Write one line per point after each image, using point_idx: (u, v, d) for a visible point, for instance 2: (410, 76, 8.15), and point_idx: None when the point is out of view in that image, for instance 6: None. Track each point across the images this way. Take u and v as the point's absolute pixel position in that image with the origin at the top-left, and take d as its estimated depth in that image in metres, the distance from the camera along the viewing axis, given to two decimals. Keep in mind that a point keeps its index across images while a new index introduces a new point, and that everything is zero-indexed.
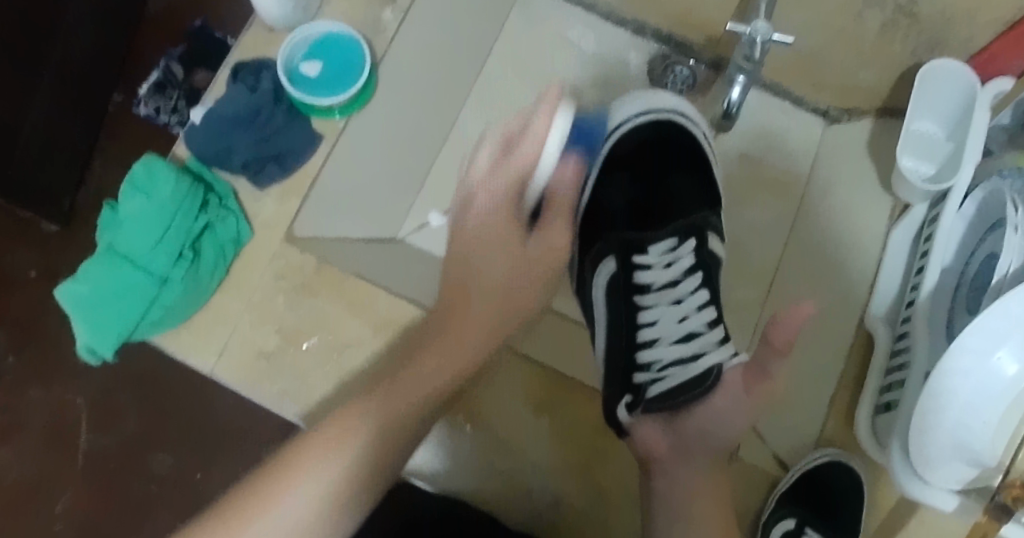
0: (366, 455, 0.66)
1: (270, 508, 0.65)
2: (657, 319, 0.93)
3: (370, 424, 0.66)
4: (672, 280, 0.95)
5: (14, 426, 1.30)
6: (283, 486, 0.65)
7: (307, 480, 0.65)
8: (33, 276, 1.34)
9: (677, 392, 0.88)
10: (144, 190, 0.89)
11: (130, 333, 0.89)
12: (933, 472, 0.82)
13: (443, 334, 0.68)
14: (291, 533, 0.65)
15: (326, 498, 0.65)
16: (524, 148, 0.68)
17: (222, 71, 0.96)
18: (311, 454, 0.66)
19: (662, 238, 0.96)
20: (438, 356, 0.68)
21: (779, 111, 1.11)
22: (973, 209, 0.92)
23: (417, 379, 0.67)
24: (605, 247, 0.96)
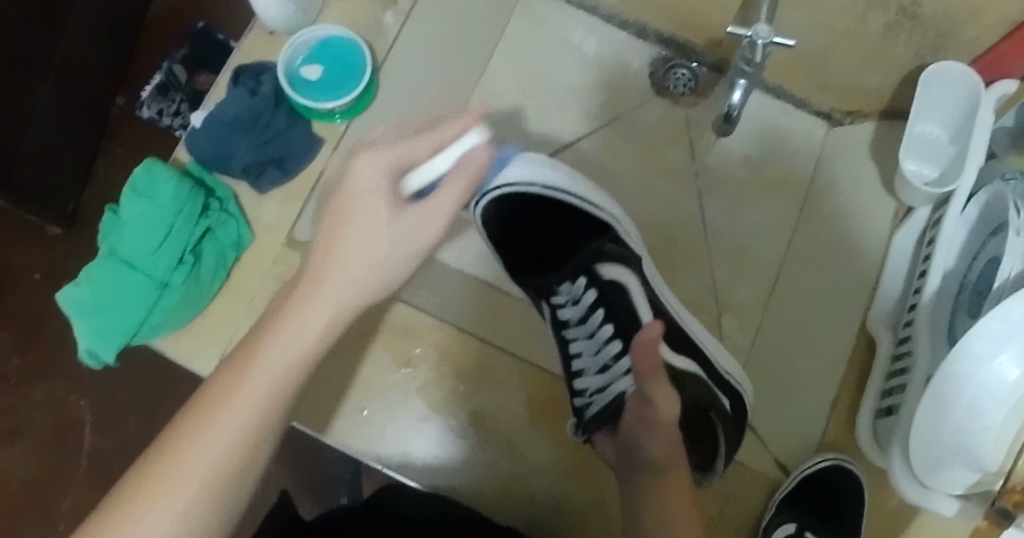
0: (285, 367, 0.68)
1: (198, 437, 0.66)
2: (579, 354, 0.92)
3: (286, 340, 0.68)
4: (582, 314, 0.92)
5: (16, 427, 1.30)
6: (211, 411, 0.67)
7: (235, 403, 0.67)
8: (36, 277, 1.34)
9: (602, 416, 0.88)
10: (146, 194, 0.89)
11: (130, 338, 0.89)
12: (936, 477, 0.82)
13: (316, 281, 0.69)
14: (221, 457, 0.66)
15: (257, 418, 0.67)
16: (447, 131, 0.72)
17: (223, 74, 0.97)
18: (235, 383, 0.67)
19: (563, 277, 0.93)
20: (338, 282, 0.69)
21: (779, 114, 1.09)
22: (975, 212, 0.92)
23: (315, 311, 0.68)
24: (528, 286, 0.95)
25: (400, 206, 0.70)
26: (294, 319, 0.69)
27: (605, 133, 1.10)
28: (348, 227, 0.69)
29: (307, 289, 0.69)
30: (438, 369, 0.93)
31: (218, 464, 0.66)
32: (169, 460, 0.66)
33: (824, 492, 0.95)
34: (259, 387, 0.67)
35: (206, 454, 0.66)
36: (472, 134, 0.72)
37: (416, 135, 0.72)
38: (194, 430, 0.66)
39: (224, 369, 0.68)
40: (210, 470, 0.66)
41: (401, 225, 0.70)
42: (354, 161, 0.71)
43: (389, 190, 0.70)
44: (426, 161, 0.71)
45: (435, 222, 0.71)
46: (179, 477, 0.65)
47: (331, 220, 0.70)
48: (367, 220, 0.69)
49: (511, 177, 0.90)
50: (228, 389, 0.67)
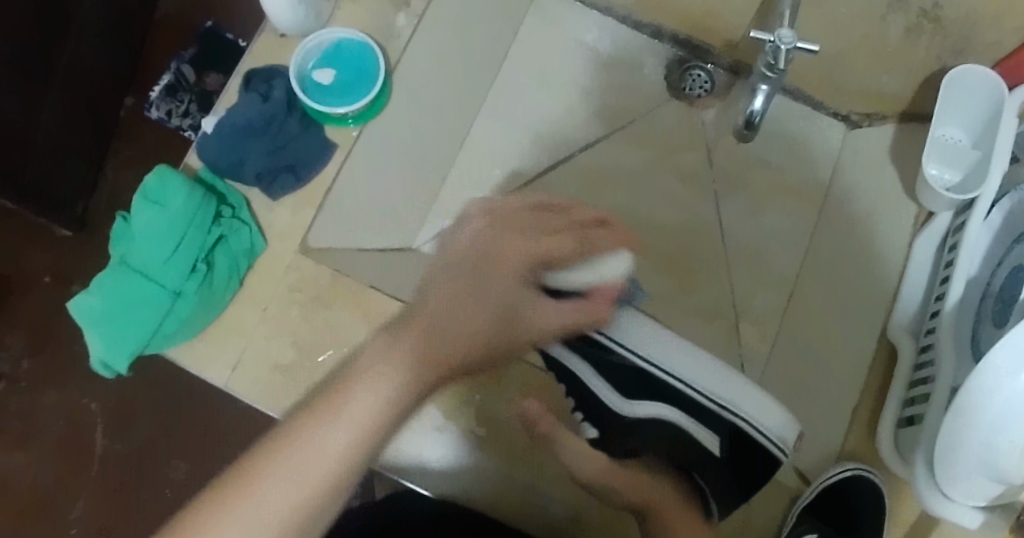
0: (361, 430, 0.64)
1: (281, 467, 0.62)
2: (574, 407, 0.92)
3: (398, 384, 0.65)
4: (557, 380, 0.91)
5: (29, 432, 1.30)
6: (307, 433, 0.63)
7: (335, 426, 0.64)
8: (46, 281, 1.34)
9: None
10: (158, 201, 0.88)
11: (143, 347, 0.88)
12: (958, 489, 0.80)
13: (404, 341, 0.67)
14: (303, 493, 0.62)
15: (324, 481, 0.63)
16: (565, 237, 0.73)
17: (234, 79, 0.95)
18: (305, 440, 0.63)
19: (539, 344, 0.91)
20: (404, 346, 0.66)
21: (798, 116, 1.08)
22: (1000, 219, 0.91)
23: (436, 342, 0.67)
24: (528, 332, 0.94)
25: (535, 290, 0.72)
26: (372, 382, 0.65)
27: (621, 137, 1.09)
28: (438, 339, 0.67)
29: (386, 354, 0.66)
30: (453, 378, 0.92)
31: (299, 502, 0.62)
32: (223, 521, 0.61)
33: (842, 499, 0.94)
34: (333, 448, 0.63)
35: (259, 521, 0.61)
36: (620, 259, 0.76)
37: (551, 231, 0.73)
38: (252, 486, 0.62)
39: (294, 425, 0.64)
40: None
41: (450, 313, 0.68)
42: (470, 258, 0.70)
43: (563, 304, 0.73)
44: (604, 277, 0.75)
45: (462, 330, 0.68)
46: (251, 514, 0.61)
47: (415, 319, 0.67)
48: (443, 323, 0.68)
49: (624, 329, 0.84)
50: (291, 451, 0.63)
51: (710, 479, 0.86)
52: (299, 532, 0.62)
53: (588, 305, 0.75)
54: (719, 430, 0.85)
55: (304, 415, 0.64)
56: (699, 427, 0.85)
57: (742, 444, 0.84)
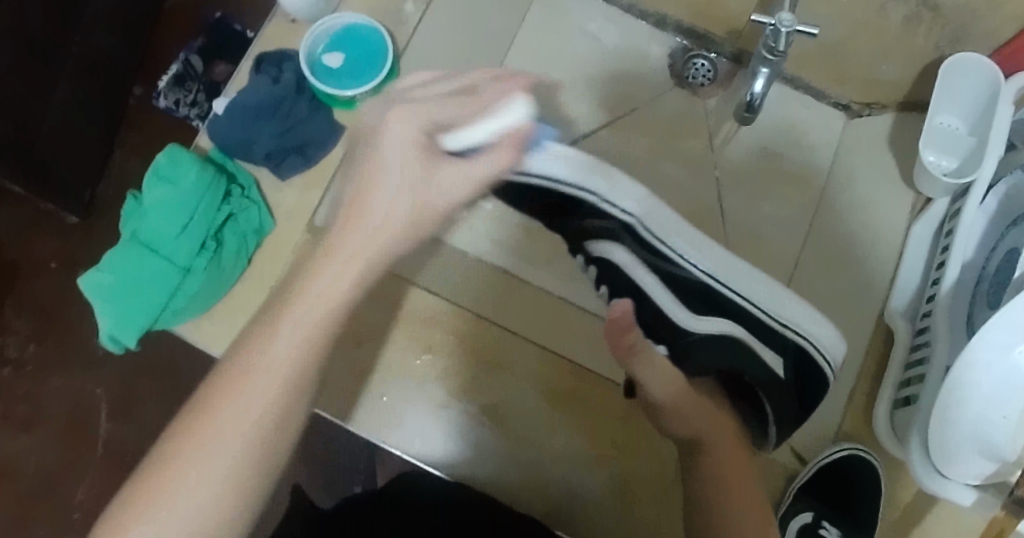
0: (308, 336, 0.65)
1: (240, 387, 0.64)
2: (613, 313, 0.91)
3: (342, 285, 0.66)
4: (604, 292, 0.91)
5: (33, 414, 1.31)
6: (251, 354, 0.64)
7: (277, 342, 0.65)
8: (54, 266, 1.35)
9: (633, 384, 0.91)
10: (168, 180, 0.90)
11: (153, 322, 0.90)
12: (954, 468, 0.81)
13: (344, 237, 0.66)
14: (260, 409, 0.64)
15: (275, 405, 0.64)
16: (461, 101, 0.68)
17: (245, 62, 0.97)
18: (258, 352, 0.64)
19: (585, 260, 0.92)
20: (349, 238, 0.66)
21: (799, 104, 1.10)
22: (994, 204, 0.93)
23: (359, 245, 0.66)
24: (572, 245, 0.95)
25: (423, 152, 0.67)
26: (318, 280, 0.66)
27: (623, 125, 1.10)
28: (377, 187, 0.67)
29: (326, 252, 0.67)
30: (456, 357, 0.94)
31: (260, 419, 0.64)
32: (176, 459, 0.63)
33: (841, 481, 0.95)
34: (277, 370, 0.64)
35: (213, 465, 0.63)
36: (517, 103, 0.69)
37: (450, 95, 0.68)
38: (204, 423, 0.63)
39: (227, 367, 0.65)
40: (229, 466, 0.63)
41: (411, 186, 0.67)
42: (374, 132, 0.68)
43: (423, 154, 0.67)
44: (480, 123, 0.68)
45: (383, 202, 0.67)
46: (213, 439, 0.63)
47: (350, 206, 0.67)
48: (385, 169, 0.67)
49: (539, 166, 0.82)
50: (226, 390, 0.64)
51: (774, 401, 0.86)
52: (264, 450, 0.64)
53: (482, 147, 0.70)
54: (782, 353, 0.87)
55: (255, 332, 0.65)
56: (758, 343, 0.87)
57: (806, 368, 0.88)
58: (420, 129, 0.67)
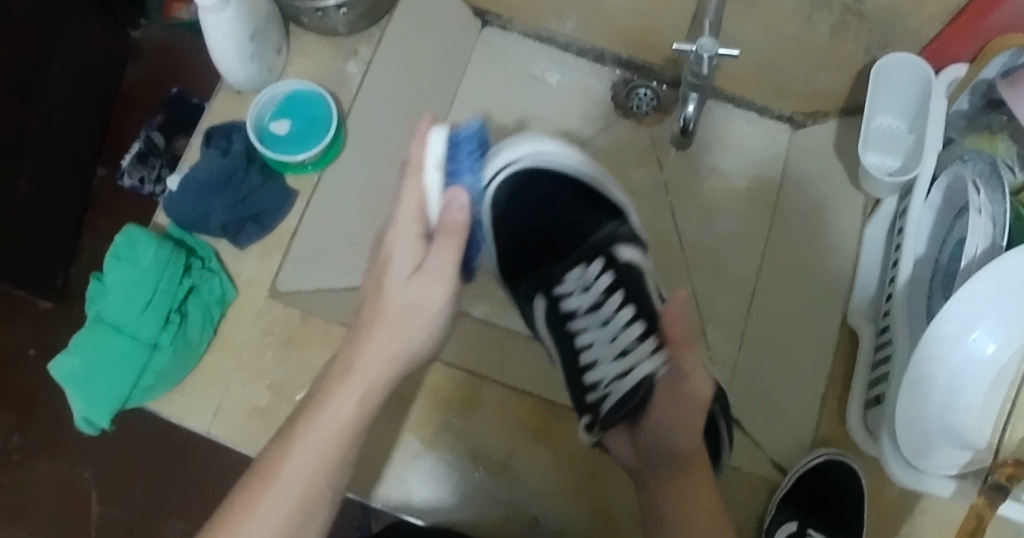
0: (320, 457, 0.73)
1: (255, 511, 0.72)
2: (591, 343, 0.93)
3: (350, 408, 0.74)
4: (593, 303, 0.94)
5: (24, 504, 1.32)
6: (272, 474, 0.72)
7: (294, 458, 0.73)
8: (31, 354, 1.36)
9: (618, 409, 0.88)
10: (127, 259, 0.91)
11: (124, 401, 0.90)
12: (929, 460, 0.82)
13: (351, 362, 0.74)
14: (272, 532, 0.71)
15: (286, 516, 0.72)
16: None
17: (196, 137, 0.99)
18: (273, 473, 0.72)
19: (574, 265, 0.96)
20: (366, 365, 0.74)
21: (743, 122, 1.13)
22: (939, 197, 0.94)
23: (367, 367, 0.74)
24: (529, 288, 0.98)
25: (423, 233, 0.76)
26: (326, 411, 0.73)
27: None
28: (380, 319, 0.74)
29: (336, 383, 0.74)
30: (429, 405, 0.94)
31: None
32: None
33: (821, 487, 0.97)
34: (279, 507, 0.72)
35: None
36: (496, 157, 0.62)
37: None
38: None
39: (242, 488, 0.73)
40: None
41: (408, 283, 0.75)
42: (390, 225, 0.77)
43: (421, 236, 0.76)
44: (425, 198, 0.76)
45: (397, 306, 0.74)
46: None
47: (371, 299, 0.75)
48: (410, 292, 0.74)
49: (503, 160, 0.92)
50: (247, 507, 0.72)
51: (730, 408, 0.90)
52: None
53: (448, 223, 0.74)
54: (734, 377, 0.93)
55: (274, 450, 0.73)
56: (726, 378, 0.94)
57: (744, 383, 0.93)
58: (412, 220, 0.76)
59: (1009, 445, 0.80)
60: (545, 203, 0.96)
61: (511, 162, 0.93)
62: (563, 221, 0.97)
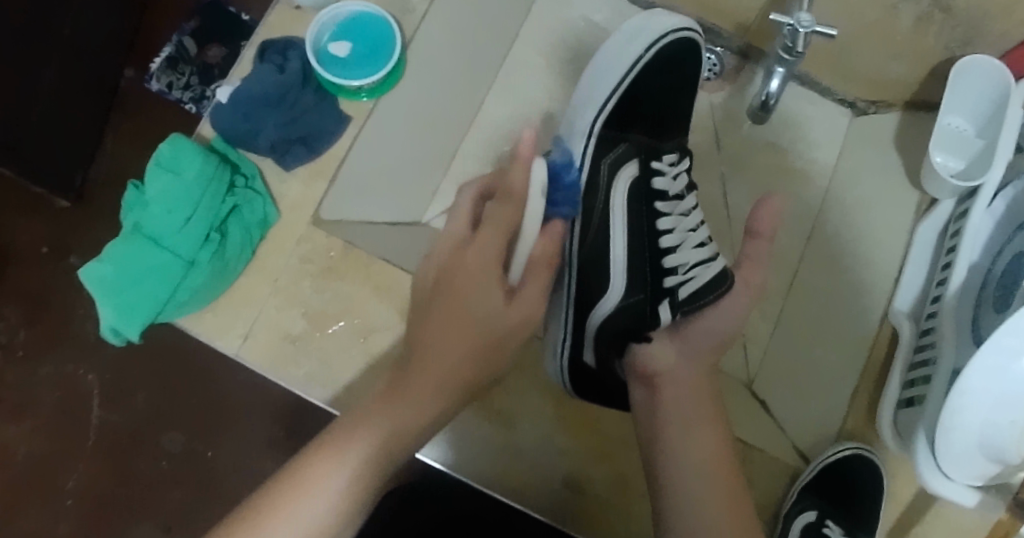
0: (360, 472, 0.69)
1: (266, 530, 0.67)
2: (672, 229, 0.89)
3: (367, 444, 0.69)
4: (679, 193, 0.91)
5: (25, 401, 1.31)
6: (296, 494, 0.68)
7: (325, 483, 0.68)
8: (44, 251, 1.33)
9: (700, 296, 0.87)
10: (170, 169, 0.88)
11: (157, 314, 0.88)
12: (958, 469, 0.83)
13: (411, 378, 0.71)
14: None
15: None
16: (502, 208, 0.74)
17: (248, 50, 0.94)
18: (297, 495, 0.68)
19: (668, 151, 0.93)
20: (392, 419, 0.70)
21: (804, 102, 1.09)
22: (1002, 207, 0.92)
23: (435, 374, 0.71)
24: (628, 149, 0.91)
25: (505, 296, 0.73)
26: (348, 437, 0.70)
27: None
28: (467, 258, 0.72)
29: (359, 424, 0.70)
30: None
31: None
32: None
33: (841, 481, 0.96)
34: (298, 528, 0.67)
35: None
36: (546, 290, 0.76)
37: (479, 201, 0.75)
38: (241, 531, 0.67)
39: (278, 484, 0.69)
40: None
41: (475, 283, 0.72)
42: (459, 243, 0.73)
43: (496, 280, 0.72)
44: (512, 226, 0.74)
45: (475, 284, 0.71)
46: None
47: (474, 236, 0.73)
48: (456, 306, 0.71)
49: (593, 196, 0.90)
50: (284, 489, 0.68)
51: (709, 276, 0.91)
52: None
53: (539, 261, 0.76)
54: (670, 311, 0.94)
55: (290, 481, 0.68)
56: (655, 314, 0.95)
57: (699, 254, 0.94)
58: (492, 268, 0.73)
59: None
60: (661, 90, 0.94)
61: (672, 33, 0.93)
62: (675, 106, 0.96)
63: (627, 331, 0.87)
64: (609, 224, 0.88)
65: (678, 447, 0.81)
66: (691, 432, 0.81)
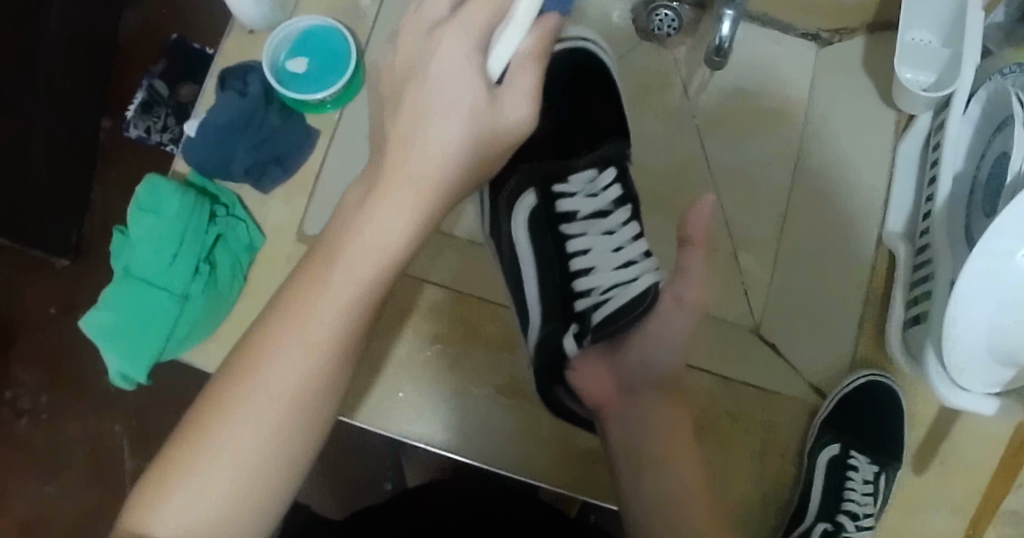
0: (349, 295, 0.64)
1: (264, 361, 0.64)
2: (587, 249, 0.93)
3: (380, 248, 0.65)
4: (598, 210, 0.94)
5: (59, 460, 1.34)
6: (298, 304, 0.64)
7: (325, 289, 0.64)
8: (53, 312, 1.36)
9: (615, 318, 0.88)
10: (151, 210, 0.88)
11: (160, 353, 0.89)
12: (973, 379, 0.83)
13: (369, 210, 0.65)
14: (296, 367, 0.64)
15: (308, 368, 0.64)
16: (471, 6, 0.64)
17: (209, 81, 0.95)
18: (298, 301, 0.64)
19: (582, 169, 0.96)
20: (378, 210, 0.65)
21: (769, 41, 1.09)
22: (978, 111, 0.91)
23: (397, 207, 0.65)
24: (522, 181, 0.94)
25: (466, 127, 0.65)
26: (343, 258, 0.64)
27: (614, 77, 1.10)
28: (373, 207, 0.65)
29: (341, 239, 0.65)
30: (466, 343, 0.96)
31: (299, 382, 0.64)
32: (215, 421, 0.64)
33: (859, 412, 0.96)
34: (291, 354, 0.63)
35: (240, 440, 0.63)
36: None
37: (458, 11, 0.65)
38: (238, 386, 0.64)
39: (218, 392, 0.64)
40: (285, 391, 0.64)
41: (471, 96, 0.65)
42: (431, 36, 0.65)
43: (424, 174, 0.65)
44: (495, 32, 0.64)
45: (400, 181, 0.65)
46: (260, 379, 0.63)
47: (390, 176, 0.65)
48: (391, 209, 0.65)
49: None
50: (258, 354, 0.64)
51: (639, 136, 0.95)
52: (319, 387, 0.64)
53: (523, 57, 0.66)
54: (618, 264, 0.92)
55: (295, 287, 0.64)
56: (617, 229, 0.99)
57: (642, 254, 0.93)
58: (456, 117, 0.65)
59: None
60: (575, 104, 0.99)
61: (543, 60, 0.96)
62: (581, 123, 0.99)
63: (554, 358, 0.91)
64: (519, 256, 0.94)
65: (647, 467, 0.80)
66: (644, 467, 0.81)
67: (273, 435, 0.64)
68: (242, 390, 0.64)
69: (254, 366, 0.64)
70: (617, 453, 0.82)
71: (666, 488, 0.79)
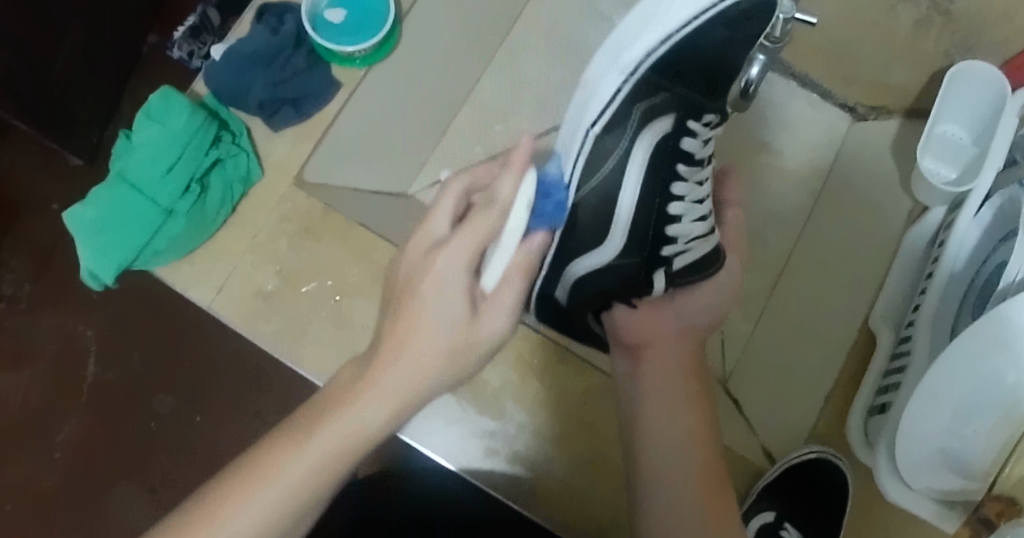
0: (419, 362, 0.62)
1: (327, 420, 0.62)
2: (683, 197, 0.83)
3: (455, 312, 0.62)
4: (702, 159, 0.84)
5: (23, 352, 1.32)
6: (376, 359, 0.62)
7: (398, 353, 0.62)
8: (54, 207, 1.35)
9: (693, 271, 0.86)
10: (158, 120, 0.90)
11: (134, 260, 0.89)
12: (917, 476, 0.80)
13: (449, 257, 0.63)
14: (353, 434, 0.62)
15: (371, 423, 0.62)
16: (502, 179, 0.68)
17: (247, 11, 0.96)
18: (363, 373, 0.62)
19: (709, 113, 0.82)
20: (479, 234, 0.64)
21: (804, 103, 1.09)
22: (989, 216, 0.89)
23: (473, 270, 0.63)
24: (666, 102, 0.80)
25: (470, 300, 0.63)
26: (421, 314, 0.62)
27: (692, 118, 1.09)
28: (474, 227, 0.64)
29: (428, 288, 0.63)
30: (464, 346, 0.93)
31: (354, 437, 0.62)
32: (270, 463, 0.62)
33: (801, 485, 0.95)
34: (359, 414, 0.62)
35: (293, 490, 0.62)
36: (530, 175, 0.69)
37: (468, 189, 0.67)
38: (289, 446, 0.62)
39: (279, 443, 0.63)
40: (334, 451, 0.62)
41: (454, 332, 0.63)
42: (435, 244, 0.64)
43: (464, 290, 0.63)
44: (496, 230, 0.65)
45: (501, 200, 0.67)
46: (321, 436, 0.62)
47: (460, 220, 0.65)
48: (435, 318, 0.62)
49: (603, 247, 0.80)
50: (322, 407, 0.63)
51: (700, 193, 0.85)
52: (365, 452, 0.63)
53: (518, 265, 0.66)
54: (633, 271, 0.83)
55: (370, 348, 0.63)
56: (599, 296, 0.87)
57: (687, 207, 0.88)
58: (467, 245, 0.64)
59: (1006, 481, 0.72)
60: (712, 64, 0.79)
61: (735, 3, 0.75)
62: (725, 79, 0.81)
63: (612, 288, 0.84)
64: (619, 194, 0.81)
65: (649, 438, 0.81)
66: (668, 412, 0.82)
67: (319, 487, 0.62)
68: (300, 444, 0.62)
69: (310, 424, 0.62)
70: (642, 401, 0.83)
71: (680, 486, 0.78)
